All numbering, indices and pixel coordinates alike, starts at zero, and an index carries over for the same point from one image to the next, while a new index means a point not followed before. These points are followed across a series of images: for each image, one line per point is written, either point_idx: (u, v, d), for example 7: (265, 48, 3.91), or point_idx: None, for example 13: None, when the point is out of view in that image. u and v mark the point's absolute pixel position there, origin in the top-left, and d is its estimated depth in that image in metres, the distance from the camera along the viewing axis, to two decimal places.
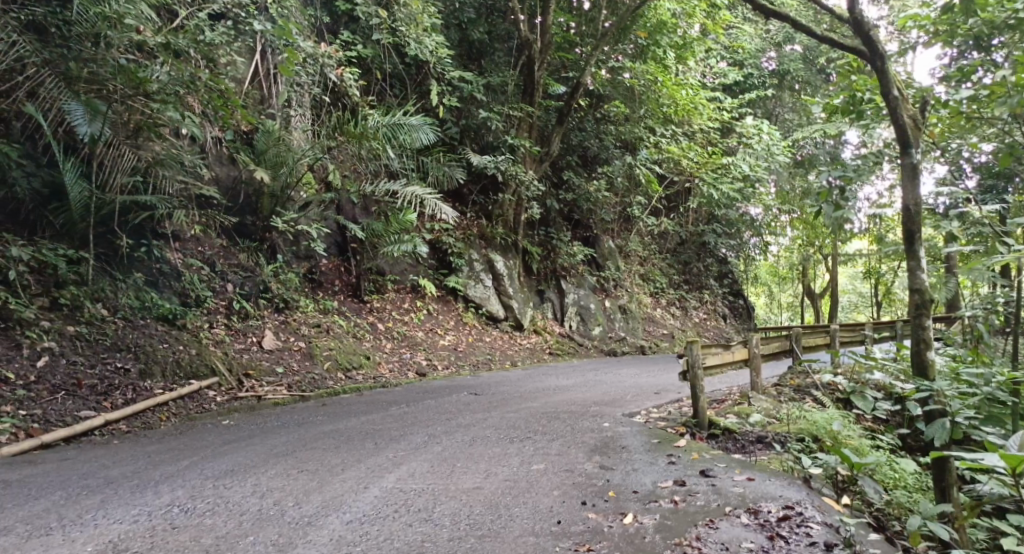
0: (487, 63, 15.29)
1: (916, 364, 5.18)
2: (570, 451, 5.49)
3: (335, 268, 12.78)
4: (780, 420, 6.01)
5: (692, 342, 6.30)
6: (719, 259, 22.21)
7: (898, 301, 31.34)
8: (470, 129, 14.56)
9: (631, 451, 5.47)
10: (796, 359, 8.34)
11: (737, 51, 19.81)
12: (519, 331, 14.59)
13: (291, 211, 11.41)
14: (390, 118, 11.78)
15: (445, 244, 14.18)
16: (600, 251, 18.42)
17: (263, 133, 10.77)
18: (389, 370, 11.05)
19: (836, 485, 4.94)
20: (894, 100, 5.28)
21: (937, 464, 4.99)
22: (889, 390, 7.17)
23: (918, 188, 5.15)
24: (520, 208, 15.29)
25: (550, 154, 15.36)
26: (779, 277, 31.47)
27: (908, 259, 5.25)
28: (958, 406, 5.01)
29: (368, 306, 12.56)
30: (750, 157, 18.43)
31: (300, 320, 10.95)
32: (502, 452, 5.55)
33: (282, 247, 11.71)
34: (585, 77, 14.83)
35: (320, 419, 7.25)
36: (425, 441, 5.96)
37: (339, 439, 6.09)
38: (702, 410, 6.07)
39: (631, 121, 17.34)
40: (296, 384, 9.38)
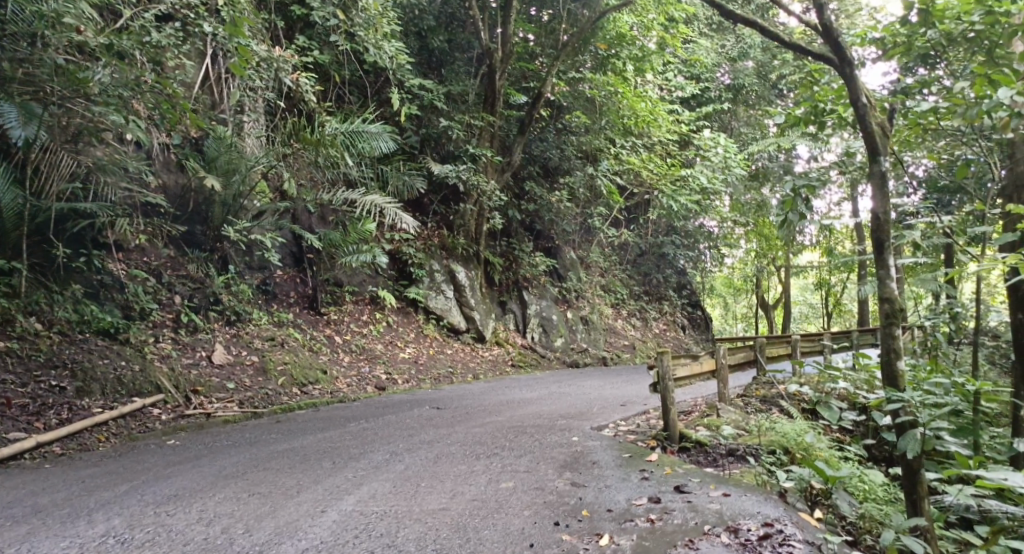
0: (447, 71, 15.08)
1: (886, 374, 5.11)
2: (539, 467, 5.28)
3: (290, 279, 12.31)
4: (751, 432, 5.90)
5: (663, 353, 6.16)
6: (678, 271, 22.37)
7: (847, 312, 32.20)
8: (430, 139, 14.35)
9: (602, 467, 5.29)
10: (761, 370, 8.31)
11: (693, 65, 20.08)
12: (481, 343, 14.34)
13: (244, 220, 10.96)
14: (348, 125, 11.43)
15: (405, 254, 13.87)
16: (562, 262, 18.35)
17: (214, 139, 10.34)
18: (348, 385, 10.68)
19: (809, 498, 4.84)
20: (862, 108, 5.26)
21: (908, 475, 4.92)
22: (855, 399, 7.16)
23: (887, 197, 5.12)
24: (481, 219, 15.09)
25: (512, 163, 15.24)
26: (733, 288, 31.98)
27: (878, 268, 5.21)
28: (928, 417, 4.96)
29: (324, 318, 12.16)
30: (708, 169, 18.66)
31: (253, 333, 10.49)
32: (469, 470, 5.30)
33: (234, 257, 11.24)
34: (546, 87, 14.77)
35: (274, 437, 6.88)
36: (387, 459, 5.68)
37: (294, 459, 5.75)
38: (673, 423, 5.93)
39: (591, 132, 17.35)
40: (247, 400, 8.95)
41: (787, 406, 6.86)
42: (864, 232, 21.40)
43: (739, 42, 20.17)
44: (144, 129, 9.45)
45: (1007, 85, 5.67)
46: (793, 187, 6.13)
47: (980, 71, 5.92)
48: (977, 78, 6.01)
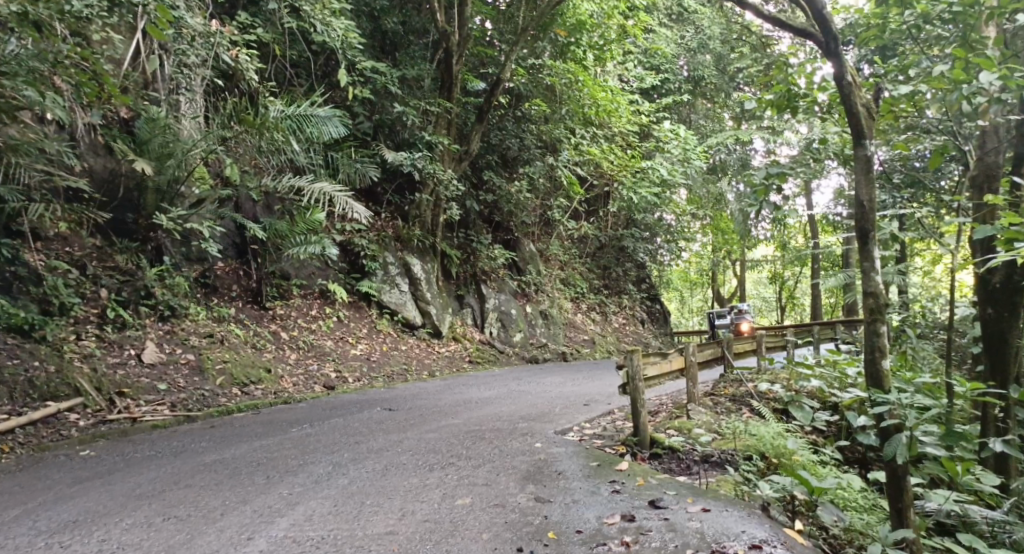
0: (400, 55, 14.43)
1: (871, 374, 4.71)
2: (499, 480, 4.78)
3: (232, 272, 11.55)
4: (725, 436, 5.52)
5: (632, 352, 5.72)
6: (637, 264, 22.16)
7: (799, 306, 32.76)
8: (384, 125, 13.70)
9: (568, 478, 4.83)
10: (729, 367, 7.99)
11: (654, 55, 19.83)
12: (437, 339, 13.77)
13: (179, 208, 10.16)
14: (294, 107, 10.75)
15: (357, 246, 13.19)
16: (521, 254, 17.87)
17: (145, 120, 9.47)
18: (294, 385, 10.01)
19: (791, 510, 4.46)
20: (848, 86, 4.83)
21: (893, 484, 4.58)
22: (827, 398, 6.88)
23: (873, 185, 4.70)
24: (438, 209, 14.51)
25: (470, 152, 14.68)
26: (689, 281, 32.17)
27: (863, 260, 4.78)
28: (916, 419, 4.60)
29: (269, 313, 11.43)
30: (668, 161, 18.47)
31: (188, 330, 9.70)
32: (421, 484, 4.77)
33: (169, 247, 10.41)
34: (505, 73, 14.21)
35: (204, 446, 6.20)
36: (329, 472, 5.09)
37: (223, 473, 5.14)
38: (643, 427, 5.48)
39: (551, 122, 16.88)
40: (180, 403, 8.22)
41: (758, 406, 6.52)
42: (818, 225, 21.65)
43: (698, 33, 20.02)
44: (64, 107, 8.55)
45: (988, 70, 5.35)
46: (767, 175, 6.07)
47: (960, 54, 5.56)
48: (956, 61, 5.66)
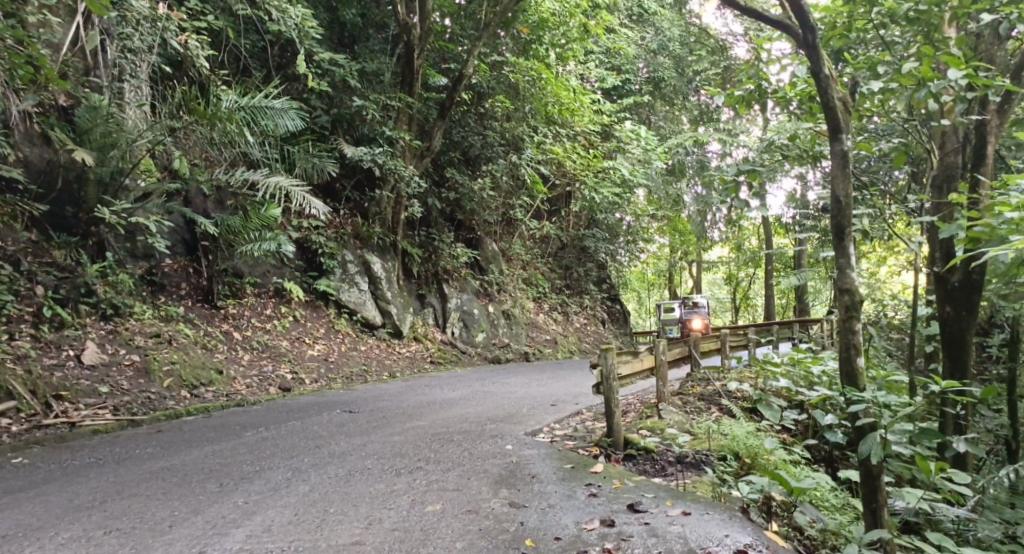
0: (360, 48, 14.06)
1: (847, 372, 4.64)
2: (471, 485, 4.56)
3: (181, 270, 11.04)
4: (698, 436, 5.43)
5: (606, 350, 5.56)
6: (599, 264, 22.19)
7: (753, 306, 33.46)
8: (342, 120, 13.32)
9: (542, 481, 4.64)
10: (697, 366, 7.97)
11: (615, 55, 19.95)
12: (397, 339, 13.45)
13: (123, 201, 9.63)
14: (249, 99, 10.32)
15: (314, 243, 12.78)
16: (483, 253, 17.66)
17: (87, 109, 8.94)
18: (247, 386, 9.59)
19: (768, 512, 4.37)
20: (825, 80, 4.74)
21: (868, 484, 4.51)
22: (794, 397, 6.87)
23: (850, 181, 4.64)
24: (398, 206, 14.21)
25: (432, 149, 14.42)
26: (648, 282, 32.49)
27: (838, 256, 4.73)
28: (892, 417, 4.56)
29: (222, 312, 10.96)
30: (630, 161, 18.56)
31: (134, 330, 9.20)
32: (387, 489, 4.52)
33: (113, 243, 9.87)
34: (467, 69, 13.99)
35: (150, 452, 5.81)
36: (288, 478, 4.79)
37: (171, 481, 4.79)
38: (617, 428, 5.33)
39: (514, 120, 16.74)
40: (124, 406, 7.76)
41: (728, 405, 6.47)
42: (774, 227, 22.09)
43: (659, 35, 20.18)
44: None
45: (955, 68, 5.38)
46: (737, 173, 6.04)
47: (928, 50, 5.58)
48: (923, 59, 5.70)
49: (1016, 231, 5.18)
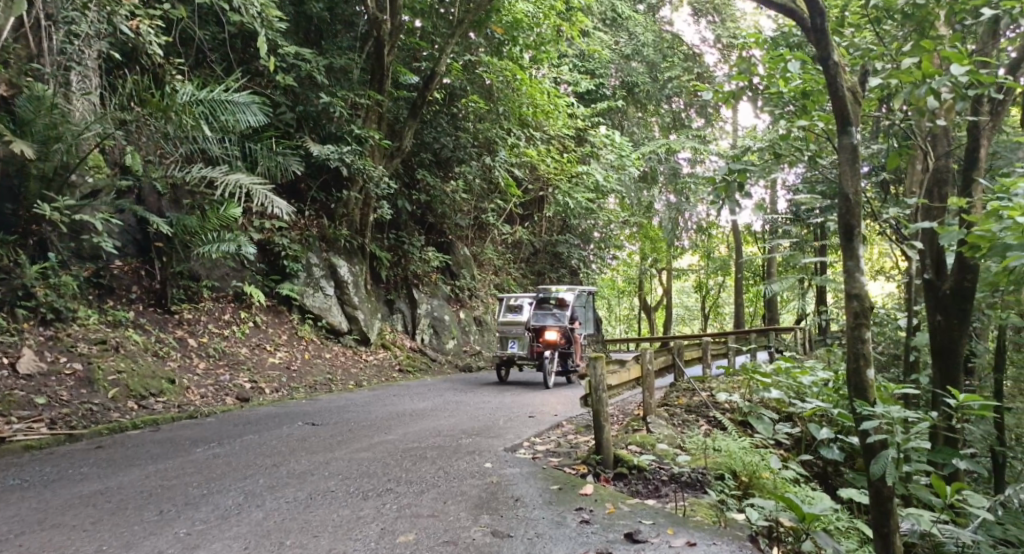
0: (327, 44, 13.48)
1: (857, 386, 4.25)
2: (447, 510, 4.09)
3: (132, 272, 10.34)
4: (692, 453, 5.05)
5: (595, 358, 5.13)
6: (571, 271, 21.79)
7: (722, 314, 33.54)
8: (307, 118, 12.72)
9: (527, 506, 4.19)
10: (681, 376, 7.64)
11: (589, 59, 19.64)
12: (364, 346, 12.89)
13: (68, 198, 8.94)
14: (208, 91, 9.71)
15: (278, 245, 12.16)
16: (455, 258, 17.18)
17: (28, 99, 8.25)
18: (201, 397, 8.96)
19: (776, 540, 3.99)
20: (833, 67, 4.39)
21: (879, 509, 4.14)
22: (785, 408, 6.57)
23: (859, 176, 4.30)
24: (367, 208, 13.66)
25: (402, 149, 13.90)
26: (618, 289, 32.34)
27: (846, 258, 4.38)
28: (904, 436, 4.20)
29: (175, 317, 10.31)
30: (604, 167, 18.30)
31: (76, 336, 8.51)
32: (353, 516, 4.02)
33: (56, 242, 9.17)
34: (439, 67, 13.51)
35: (84, 472, 5.19)
36: (239, 503, 4.26)
37: (105, 508, 4.21)
38: (606, 445, 4.92)
39: (487, 121, 16.30)
40: (63, 420, 7.09)
41: (717, 416, 6.11)
42: (745, 235, 22.04)
43: (634, 39, 19.97)
44: None
45: (958, 63, 5.02)
46: (727, 173, 5.78)
47: (930, 45, 5.27)
48: (924, 55, 5.36)
49: (1022, 236, 4.90)
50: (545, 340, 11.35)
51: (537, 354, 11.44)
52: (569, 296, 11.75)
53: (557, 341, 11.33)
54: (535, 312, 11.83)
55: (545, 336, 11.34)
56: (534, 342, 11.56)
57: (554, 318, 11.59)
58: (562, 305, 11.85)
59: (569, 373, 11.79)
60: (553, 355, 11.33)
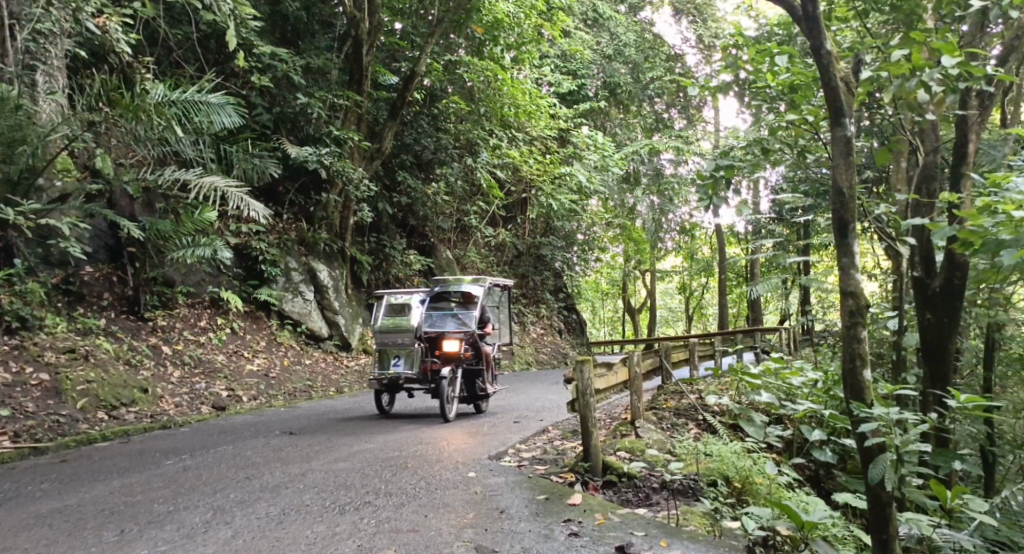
0: (304, 43, 13.19)
1: (852, 387, 4.11)
2: (429, 524, 3.87)
3: (104, 278, 10.00)
4: (683, 458, 4.88)
5: (581, 362, 4.93)
6: (555, 273, 21.54)
7: (706, 316, 33.57)
8: (285, 119, 12.44)
9: (513, 518, 3.99)
10: (669, 378, 7.48)
11: (571, 59, 19.49)
12: (345, 352, 12.63)
13: (33, 202, 8.60)
14: (181, 91, 9.41)
15: (255, 250, 11.87)
16: (437, 261, 16.94)
17: None
18: (175, 406, 8.66)
19: (773, 550, 3.82)
20: (826, 57, 4.26)
21: (876, 514, 4.00)
22: (775, 410, 6.44)
23: (854, 169, 4.17)
24: (346, 211, 13.40)
25: (382, 150, 13.64)
26: (601, 291, 32.18)
27: (841, 255, 4.24)
28: (900, 438, 4.06)
29: (149, 324, 9.99)
30: (586, 168, 18.18)
31: (43, 345, 8.18)
32: (328, 532, 3.79)
33: (22, 248, 8.83)
34: (419, 67, 13.29)
35: (43, 489, 4.91)
36: (207, 521, 4.01)
37: (62, 528, 3.94)
38: (595, 452, 4.74)
39: (469, 122, 16.09)
40: (27, 432, 6.77)
41: (707, 418, 5.96)
42: (728, 236, 22.02)
43: (616, 40, 19.87)
44: None
45: (949, 55, 4.89)
46: (713, 168, 5.63)
47: (920, 36, 5.14)
48: (914, 46, 5.28)
49: (1016, 232, 4.78)
50: (444, 353, 8.13)
51: (431, 374, 8.13)
52: (478, 290, 8.64)
53: (460, 354, 8.17)
54: (429, 314, 8.56)
55: (444, 347, 8.13)
56: (429, 356, 8.29)
57: (456, 322, 8.43)
58: (468, 303, 8.73)
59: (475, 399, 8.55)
60: (454, 374, 8.19)
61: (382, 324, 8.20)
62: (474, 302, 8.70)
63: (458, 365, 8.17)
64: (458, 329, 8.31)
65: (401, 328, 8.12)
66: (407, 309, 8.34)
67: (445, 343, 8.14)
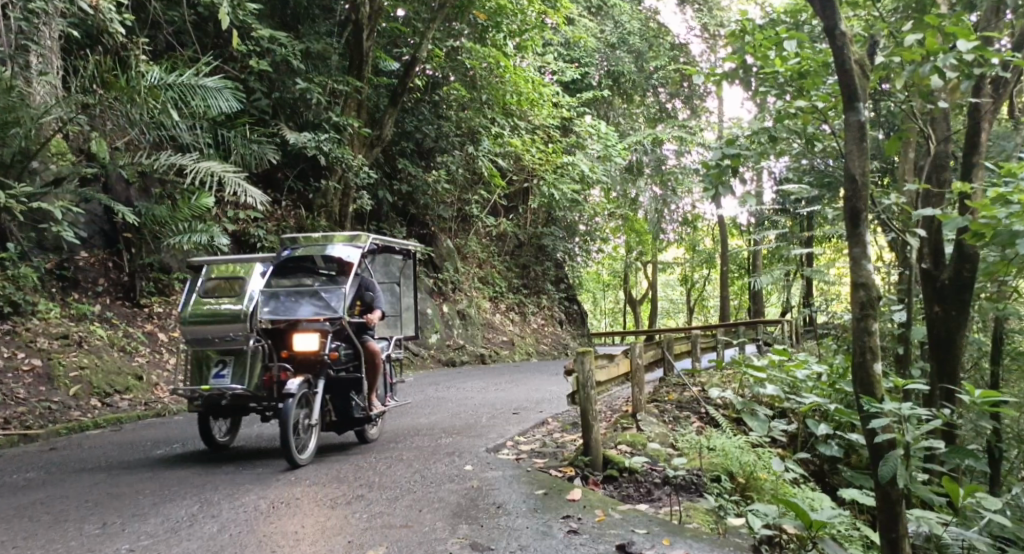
0: (304, 28, 13.00)
1: (861, 381, 3.98)
2: (423, 520, 3.76)
3: (99, 264, 9.87)
4: (685, 453, 4.77)
5: (582, 353, 4.79)
6: (557, 263, 21.29)
7: (708, 308, 33.47)
8: (285, 105, 12.26)
9: (510, 513, 3.88)
10: (670, 370, 7.36)
11: (574, 48, 19.29)
12: None
13: (27, 185, 8.45)
14: (176, 73, 9.26)
15: (253, 237, 11.71)
16: (438, 250, 16.82)
17: None
18: (170, 394, 8.55)
19: (780, 549, 3.69)
20: (840, 39, 4.11)
21: (886, 512, 3.87)
22: (779, 404, 6.32)
23: (868, 155, 4.02)
24: (346, 198, 12.95)
25: (382, 137, 13.48)
26: (603, 282, 32.01)
27: (853, 245, 4.10)
28: (912, 434, 3.92)
29: (145, 311, 9.88)
30: (589, 159, 18.03)
31: (37, 331, 8.07)
32: (317, 528, 3.67)
33: (16, 232, 8.70)
34: (420, 53, 13.08)
35: (28, 479, 4.80)
36: (193, 514, 3.90)
37: (43, 521, 3.83)
38: (595, 446, 4.61)
39: (470, 109, 15.90)
40: (19, 419, 6.66)
41: (711, 412, 5.85)
42: (730, 228, 21.87)
43: (619, 28, 19.65)
44: None
45: (965, 39, 4.80)
46: (720, 156, 5.59)
47: (934, 21, 4.96)
48: (926, 32, 5.09)
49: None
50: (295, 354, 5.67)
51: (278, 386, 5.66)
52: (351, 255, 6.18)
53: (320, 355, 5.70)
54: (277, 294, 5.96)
55: (297, 345, 5.66)
56: (273, 358, 5.79)
57: (315, 307, 5.89)
58: (338, 277, 6.19)
59: (348, 419, 6.10)
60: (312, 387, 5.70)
61: (197, 310, 5.53)
62: (345, 276, 6.18)
63: (317, 371, 5.72)
64: (319, 317, 5.78)
65: (227, 316, 5.47)
66: (242, 288, 5.71)
67: (297, 341, 5.65)
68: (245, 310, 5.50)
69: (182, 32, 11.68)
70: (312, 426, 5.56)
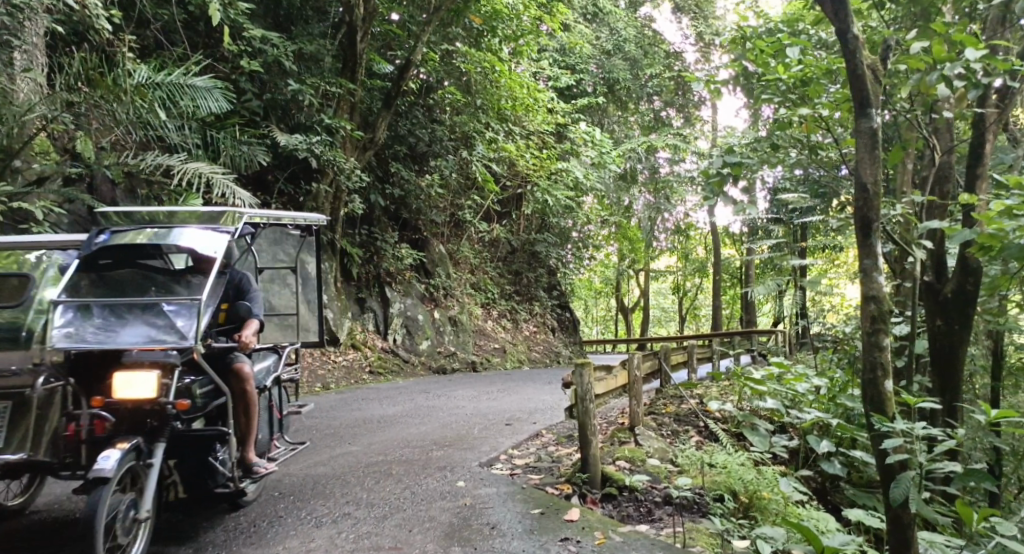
0: (296, 29, 12.79)
1: (870, 399, 3.83)
2: (414, 542, 3.59)
3: None
4: (687, 470, 4.60)
5: (581, 366, 4.62)
6: (549, 270, 21.12)
7: (699, 317, 33.41)
8: (276, 107, 12.04)
9: (506, 534, 3.71)
10: (668, 382, 7.19)
11: (569, 54, 19.19)
12: (332, 347, 12.34)
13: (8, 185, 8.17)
14: (165, 72, 9.09)
15: None
16: (430, 256, 16.64)
17: None
18: None
19: None
20: (853, 43, 3.98)
21: (896, 536, 3.72)
22: (780, 418, 6.17)
23: (880, 165, 3.89)
24: (337, 202, 12.90)
25: (375, 141, 13.31)
26: (595, 290, 31.85)
27: (864, 256, 3.95)
28: (925, 456, 3.77)
29: None
30: (583, 165, 17.94)
31: None
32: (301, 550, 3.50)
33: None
34: (415, 56, 12.92)
35: None
36: None
37: None
38: (593, 463, 4.45)
39: (465, 114, 15.75)
40: None
41: (710, 427, 5.69)
42: (723, 236, 21.84)
43: (615, 34, 19.57)
44: None
45: (972, 46, 4.60)
46: (722, 164, 5.37)
47: (941, 28, 4.84)
48: (934, 39, 4.93)
49: None
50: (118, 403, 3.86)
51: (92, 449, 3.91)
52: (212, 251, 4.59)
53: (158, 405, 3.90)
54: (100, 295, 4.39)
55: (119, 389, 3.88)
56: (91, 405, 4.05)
57: (153, 329, 4.17)
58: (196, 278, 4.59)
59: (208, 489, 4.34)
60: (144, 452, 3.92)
61: None
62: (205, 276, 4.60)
63: (152, 429, 3.94)
64: (157, 346, 4.03)
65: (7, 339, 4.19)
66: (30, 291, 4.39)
67: (122, 383, 3.86)
68: (28, 325, 4.25)
69: (171, 30, 11.44)
70: (142, 520, 3.85)
